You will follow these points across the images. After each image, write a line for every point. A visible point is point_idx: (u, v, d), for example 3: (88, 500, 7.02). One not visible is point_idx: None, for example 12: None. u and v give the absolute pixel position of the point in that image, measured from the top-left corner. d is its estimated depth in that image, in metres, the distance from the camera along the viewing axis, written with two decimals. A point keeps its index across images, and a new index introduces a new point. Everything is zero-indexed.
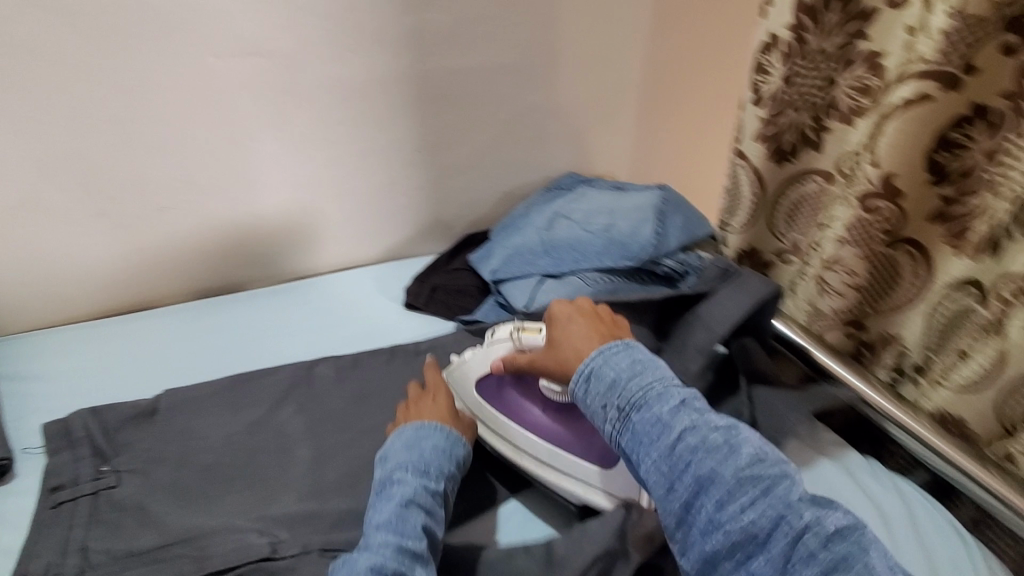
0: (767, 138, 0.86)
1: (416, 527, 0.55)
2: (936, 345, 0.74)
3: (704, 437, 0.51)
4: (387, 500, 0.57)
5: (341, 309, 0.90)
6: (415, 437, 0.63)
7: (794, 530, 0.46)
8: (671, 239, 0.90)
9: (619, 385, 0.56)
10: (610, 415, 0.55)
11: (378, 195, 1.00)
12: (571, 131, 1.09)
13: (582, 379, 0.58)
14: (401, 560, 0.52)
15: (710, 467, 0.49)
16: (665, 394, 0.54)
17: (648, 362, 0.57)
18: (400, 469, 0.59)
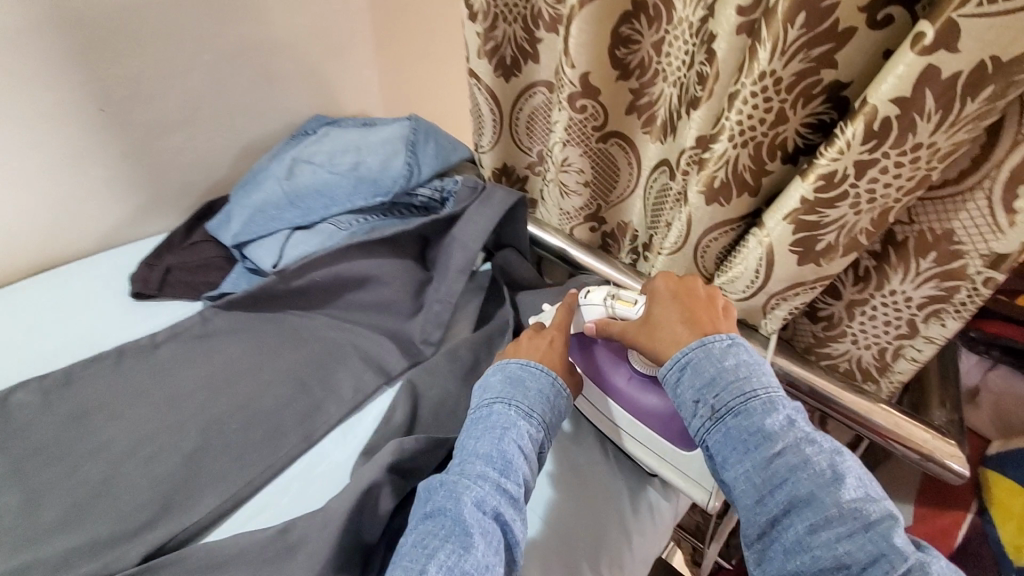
0: (490, 53, 0.87)
1: (519, 469, 0.54)
2: (654, 220, 0.85)
3: (808, 460, 0.50)
4: (488, 432, 0.56)
5: (43, 319, 0.73)
6: (522, 373, 0.61)
7: (893, 570, 0.45)
8: (422, 168, 0.89)
9: (718, 387, 0.55)
10: (701, 410, 0.55)
11: (63, 176, 0.81)
12: (302, 69, 0.98)
13: (675, 369, 0.57)
14: (502, 499, 0.52)
15: (808, 491, 0.49)
16: (770, 406, 0.53)
17: (748, 365, 0.56)
18: (506, 406, 0.58)
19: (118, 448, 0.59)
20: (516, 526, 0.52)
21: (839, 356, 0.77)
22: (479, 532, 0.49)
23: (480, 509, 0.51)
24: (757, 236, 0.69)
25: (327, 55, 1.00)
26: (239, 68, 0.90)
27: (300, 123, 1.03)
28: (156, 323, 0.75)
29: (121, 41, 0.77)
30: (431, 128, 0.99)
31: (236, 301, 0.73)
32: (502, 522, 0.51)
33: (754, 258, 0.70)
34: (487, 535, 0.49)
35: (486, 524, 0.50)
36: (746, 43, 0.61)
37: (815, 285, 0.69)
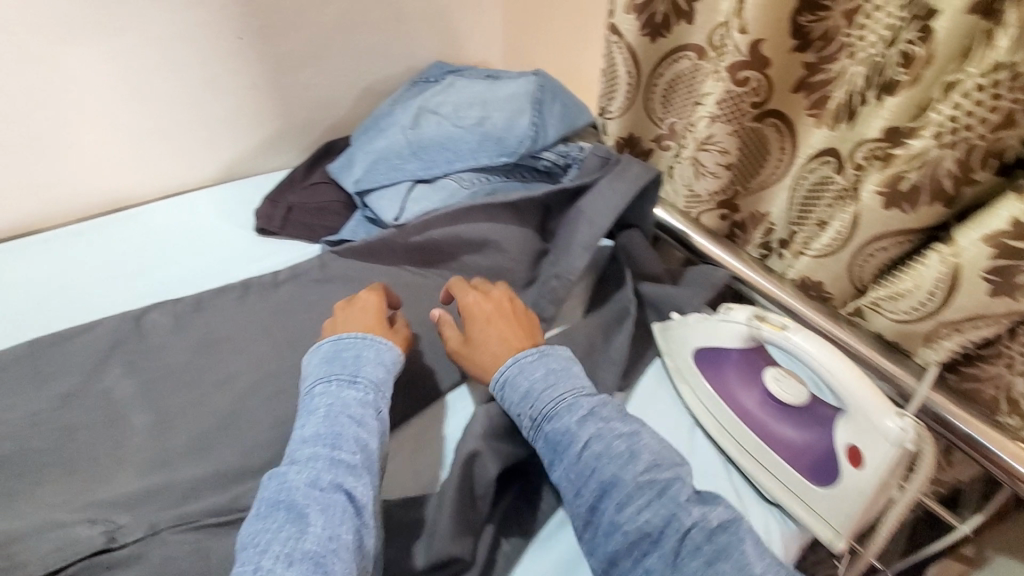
0: (640, 10, 0.79)
1: (351, 436, 0.51)
2: (799, 217, 0.76)
3: (609, 443, 0.51)
4: (312, 414, 0.52)
5: (175, 244, 0.74)
6: (337, 348, 0.57)
7: (682, 526, 0.46)
8: (549, 130, 0.83)
9: (533, 397, 0.55)
10: (524, 423, 0.55)
11: (200, 99, 0.80)
12: (430, 8, 0.93)
13: (497, 389, 0.57)
14: (336, 471, 0.48)
15: (610, 472, 0.49)
16: (570, 404, 0.53)
17: (561, 371, 0.56)
18: (325, 384, 0.54)
19: (245, 384, 0.59)
20: (361, 491, 0.48)
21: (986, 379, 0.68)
22: (316, 509, 0.46)
23: (313, 488, 0.47)
24: (940, 253, 0.60)
25: None
26: (368, 3, 0.86)
27: (421, 69, 0.99)
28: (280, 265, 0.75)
29: None
30: (558, 86, 0.92)
31: (357, 250, 0.72)
32: (347, 492, 0.47)
33: (930, 275, 0.62)
34: (327, 510, 0.46)
35: (326, 498, 0.46)
36: (977, 23, 0.52)
37: (1002, 320, 0.60)
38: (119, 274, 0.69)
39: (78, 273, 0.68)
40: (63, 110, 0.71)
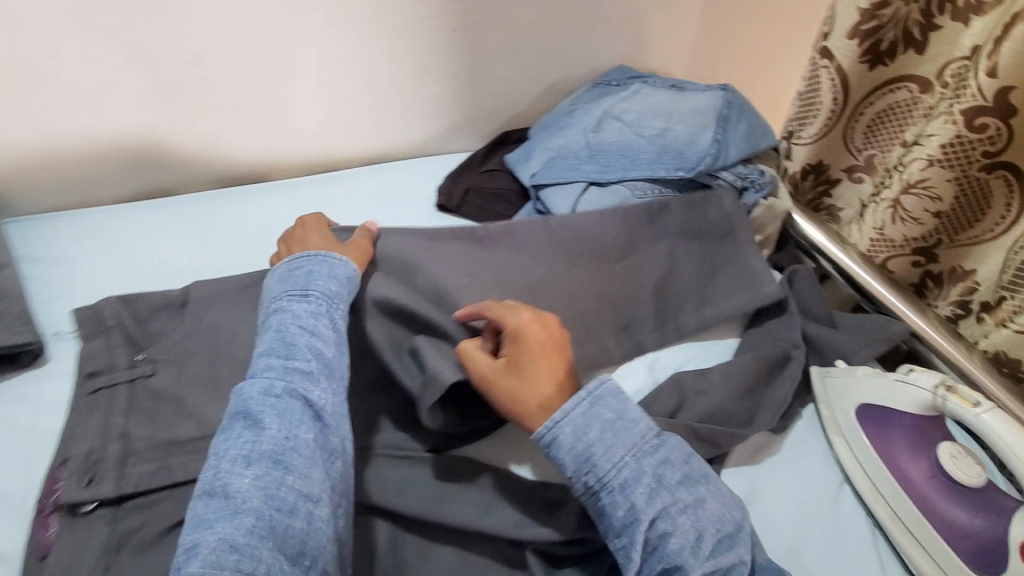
0: (864, 36, 0.74)
1: (300, 347, 0.51)
2: (1011, 284, 0.68)
3: (674, 527, 0.47)
4: (270, 331, 0.52)
5: (371, 208, 0.84)
6: (292, 269, 0.58)
7: None
8: (730, 148, 0.82)
9: (590, 462, 0.49)
10: (576, 485, 0.49)
11: (411, 82, 0.88)
12: (627, 14, 0.95)
13: (544, 443, 0.50)
14: (288, 378, 0.49)
15: (671, 547, 0.46)
16: (632, 474, 0.48)
17: (618, 428, 0.50)
18: (282, 305, 0.54)
19: None
20: (314, 395, 0.49)
21: None
22: (273, 413, 0.46)
23: (267, 396, 0.47)
24: None
25: (653, 5, 0.95)
26: (572, 5, 0.90)
27: (602, 71, 1.01)
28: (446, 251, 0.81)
29: None
30: (744, 103, 0.90)
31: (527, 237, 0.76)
32: (299, 398, 0.48)
33: None
34: (283, 413, 0.47)
35: (279, 405, 0.47)
36: None
37: None
38: (326, 227, 0.80)
39: (296, 223, 0.80)
40: (307, 83, 0.81)
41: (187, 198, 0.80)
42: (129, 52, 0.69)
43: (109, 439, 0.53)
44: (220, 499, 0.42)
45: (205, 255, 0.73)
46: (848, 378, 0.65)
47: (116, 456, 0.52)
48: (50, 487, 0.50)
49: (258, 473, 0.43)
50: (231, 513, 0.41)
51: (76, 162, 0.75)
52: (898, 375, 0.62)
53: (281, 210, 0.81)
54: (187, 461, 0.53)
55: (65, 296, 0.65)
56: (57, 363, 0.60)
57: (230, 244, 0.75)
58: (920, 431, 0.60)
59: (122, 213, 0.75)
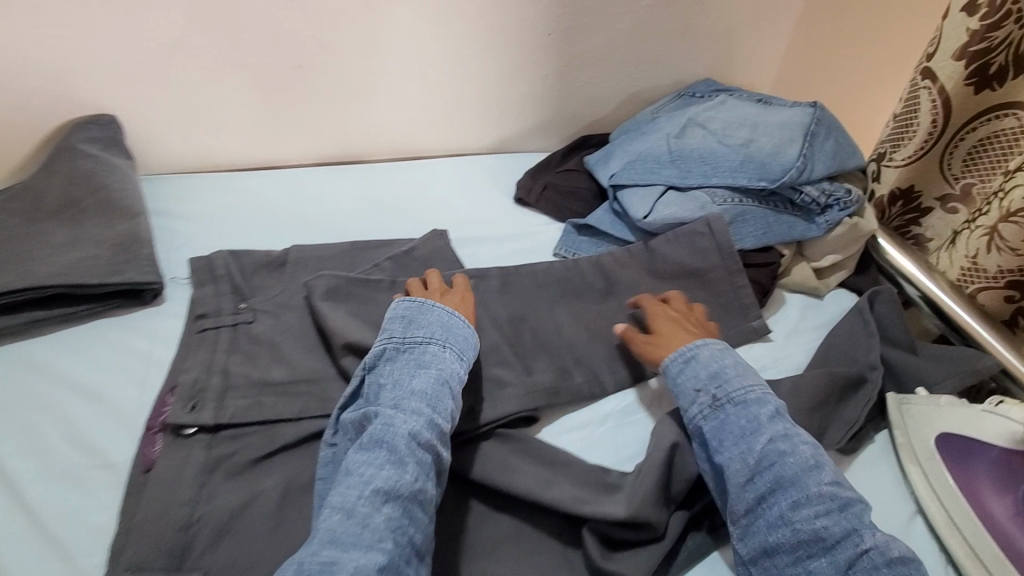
0: (971, 58, 0.71)
1: (448, 405, 0.53)
2: None
3: (796, 449, 0.52)
4: (418, 372, 0.54)
5: (452, 195, 0.89)
6: (451, 323, 0.60)
7: (861, 544, 0.47)
8: (816, 164, 0.81)
9: (722, 379, 0.58)
10: (702, 400, 0.57)
11: (501, 81, 0.92)
12: (718, 28, 0.96)
13: (678, 360, 0.60)
14: (432, 433, 0.51)
15: (789, 465, 0.51)
16: (759, 397, 0.56)
17: (739, 368, 0.59)
18: (440, 350, 0.57)
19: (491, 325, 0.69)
20: (444, 456, 0.51)
21: None
22: (414, 462, 0.49)
23: (413, 442, 0.50)
24: None
25: (745, 20, 0.96)
26: (664, 17, 0.92)
27: (688, 83, 1.02)
28: (520, 244, 0.84)
29: None
30: (834, 121, 0.88)
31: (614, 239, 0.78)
32: (435, 454, 0.50)
33: None
34: (420, 465, 0.49)
35: (421, 454, 0.49)
36: None
37: None
38: (409, 209, 0.85)
39: (384, 204, 0.85)
40: (409, 75, 0.86)
41: (290, 172, 0.87)
42: (262, 37, 0.77)
43: (212, 372, 0.58)
44: (355, 522, 0.45)
45: (302, 224, 0.80)
46: (928, 406, 0.63)
47: (216, 388, 0.57)
48: (160, 408, 0.57)
49: (391, 513, 0.46)
50: (365, 544, 0.44)
51: (200, 133, 0.83)
52: (986, 407, 0.61)
53: (371, 190, 0.87)
54: (276, 401, 0.57)
55: (182, 247, 0.73)
56: (173, 303, 0.67)
57: (324, 216, 0.81)
58: (1006, 465, 0.58)
59: (234, 181, 0.83)
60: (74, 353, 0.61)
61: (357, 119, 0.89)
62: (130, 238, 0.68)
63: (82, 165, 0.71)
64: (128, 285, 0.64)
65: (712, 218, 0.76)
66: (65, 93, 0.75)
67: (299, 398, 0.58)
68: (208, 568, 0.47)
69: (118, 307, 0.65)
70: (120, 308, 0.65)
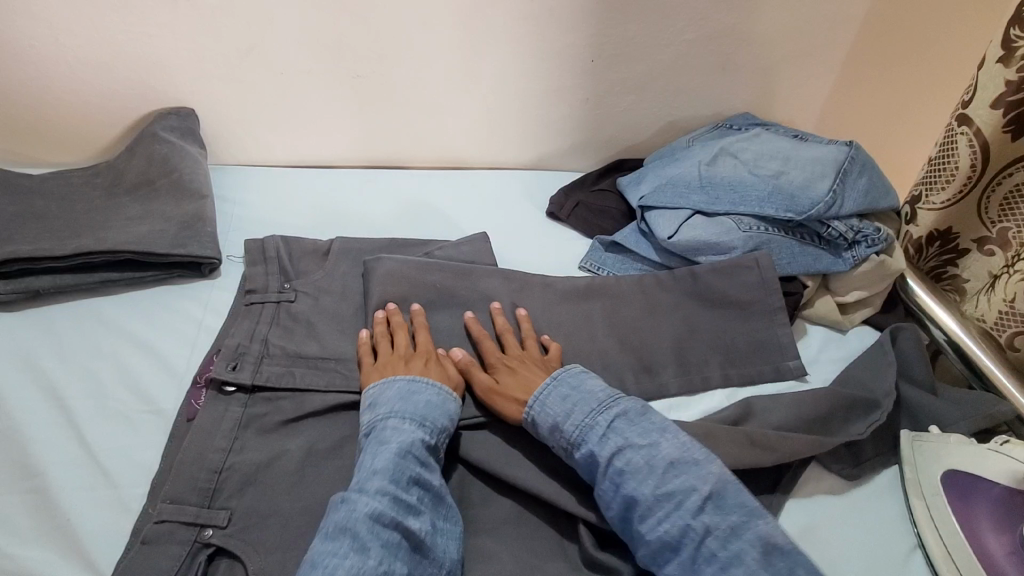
0: (1009, 106, 0.71)
1: (414, 471, 0.52)
2: None
3: (631, 466, 0.54)
4: (380, 448, 0.54)
5: (489, 204, 0.94)
6: (412, 390, 0.59)
7: (699, 535, 0.50)
8: (846, 201, 0.82)
9: (561, 420, 0.58)
10: (558, 445, 0.58)
11: (544, 101, 0.97)
12: (758, 65, 0.99)
13: (530, 414, 0.60)
14: (396, 509, 0.50)
15: (631, 484, 0.53)
16: (595, 425, 0.57)
17: (578, 395, 0.61)
18: (398, 420, 0.56)
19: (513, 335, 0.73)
20: (416, 526, 0.50)
21: None
22: (378, 542, 0.48)
23: (376, 523, 0.48)
24: None
25: (785, 59, 0.99)
26: (705, 52, 0.96)
27: (726, 116, 1.05)
28: (548, 254, 0.87)
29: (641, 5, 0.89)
30: (869, 161, 0.89)
31: (679, 247, 0.81)
32: (402, 529, 0.49)
33: None
34: (386, 544, 0.48)
35: (385, 535, 0.48)
36: None
37: None
38: (446, 213, 0.91)
39: (425, 208, 0.91)
40: (457, 90, 0.93)
41: (343, 173, 0.94)
42: (329, 47, 0.85)
43: (254, 340, 0.64)
44: None
45: (348, 219, 0.86)
46: (939, 444, 0.62)
47: (255, 355, 0.62)
48: (207, 366, 0.62)
49: None
50: None
51: (267, 129, 0.92)
52: (992, 447, 0.62)
53: (413, 194, 0.93)
54: (307, 372, 0.62)
55: (240, 230, 0.80)
56: (226, 277, 0.74)
57: (368, 214, 0.88)
58: (1008, 504, 0.57)
59: (290, 176, 0.91)
60: (135, 312, 0.68)
61: (406, 126, 0.95)
62: (195, 216, 0.75)
63: (161, 149, 0.80)
64: (188, 257, 0.71)
65: (761, 254, 0.78)
66: (155, 86, 0.85)
67: (327, 373, 0.62)
68: (232, 510, 0.52)
69: (178, 277, 0.72)
70: (179, 278, 0.72)
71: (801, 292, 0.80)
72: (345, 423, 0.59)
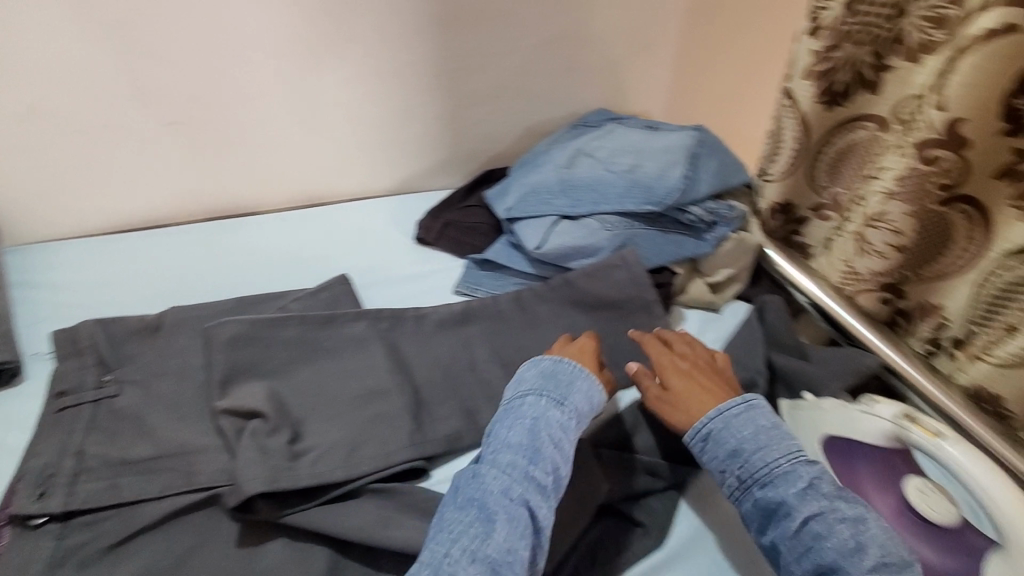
0: (819, 76, 0.76)
1: (549, 455, 0.51)
2: (982, 317, 0.67)
3: (832, 529, 0.48)
4: (518, 419, 0.53)
5: (350, 240, 0.87)
6: (556, 369, 0.57)
7: None
8: (699, 185, 0.84)
9: (741, 458, 0.53)
10: (729, 482, 0.53)
11: (395, 122, 0.92)
12: (602, 61, 1.00)
13: (696, 439, 0.55)
14: (528, 490, 0.49)
15: (830, 551, 0.47)
16: (791, 473, 0.51)
17: (774, 430, 0.54)
18: (537, 398, 0.55)
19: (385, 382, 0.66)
20: (543, 516, 0.49)
21: None
22: (503, 518, 0.47)
23: (506, 498, 0.49)
24: None
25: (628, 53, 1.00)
26: (549, 54, 0.95)
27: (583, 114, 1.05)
28: (421, 285, 0.82)
29: (474, 12, 0.86)
30: (717, 142, 0.92)
31: (546, 256, 0.79)
32: (530, 512, 0.48)
33: None
34: (512, 522, 0.47)
35: (513, 512, 0.48)
36: None
37: None
38: (304, 257, 0.83)
39: (277, 256, 0.82)
40: (294, 125, 0.86)
41: (175, 230, 0.83)
42: (131, 97, 0.75)
43: (66, 455, 0.55)
44: None
45: (187, 284, 0.76)
46: (814, 411, 0.64)
47: (68, 473, 0.53)
48: (7, 500, 0.52)
49: None
50: None
51: (74, 197, 0.80)
52: (863, 407, 0.63)
53: (263, 242, 0.84)
54: (135, 481, 0.54)
55: (48, 320, 0.69)
56: (31, 381, 0.62)
57: (211, 275, 0.78)
58: (888, 463, 0.60)
59: (112, 246, 0.79)
60: None
61: (244, 169, 0.87)
62: None
63: None
64: None
65: (626, 251, 0.77)
66: None
67: (161, 476, 0.54)
68: None
69: None
70: None
71: (671, 281, 0.80)
72: (189, 531, 0.52)
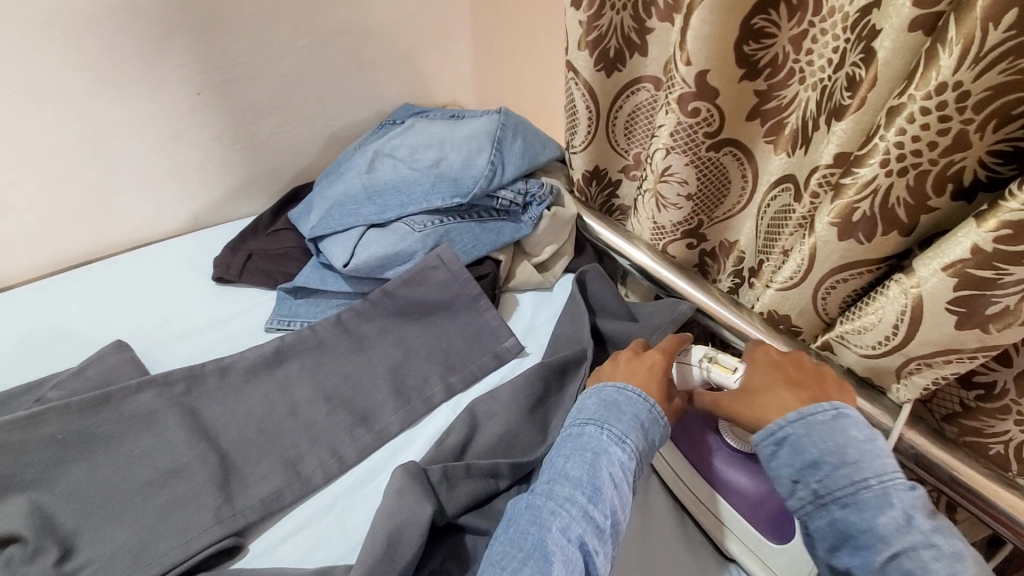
0: (592, 45, 0.74)
1: (609, 496, 0.49)
2: (765, 246, 0.71)
3: (925, 566, 0.43)
4: (578, 453, 0.52)
5: (131, 296, 0.75)
6: (619, 399, 0.56)
7: None
8: (507, 168, 0.83)
9: (821, 471, 0.48)
10: (802, 494, 0.49)
11: (163, 154, 0.81)
12: (393, 55, 0.95)
13: (769, 441, 0.52)
14: (592, 537, 0.47)
15: None
16: (904, 497, 0.46)
17: (869, 442, 0.49)
18: (599, 430, 0.53)
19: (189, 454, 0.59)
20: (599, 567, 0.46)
21: (987, 433, 0.60)
22: (561, 560, 0.44)
23: (564, 537, 0.46)
24: (901, 284, 0.55)
25: (419, 41, 0.96)
26: (331, 52, 0.88)
27: (389, 112, 1.00)
28: (227, 329, 0.73)
29: (223, 19, 0.76)
30: (521, 121, 0.92)
31: (356, 271, 0.74)
32: (586, 560, 0.46)
33: (892, 310, 0.56)
34: (568, 564, 0.44)
35: (569, 555, 0.45)
36: (921, 42, 0.47)
37: (977, 357, 0.54)
38: (73, 328, 0.71)
39: (37, 333, 0.70)
40: (30, 179, 0.74)
41: None
42: None
43: None
44: None
45: None
46: None
47: None
48: None
49: None
50: None
51: None
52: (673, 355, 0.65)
53: (14, 322, 0.71)
54: None
55: None
56: None
57: None
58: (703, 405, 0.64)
59: None
60: None
61: None
62: None
63: None
64: None
65: (442, 249, 0.72)
66: None
67: None
68: None
69: None
70: None
71: (495, 270, 0.79)
72: None
